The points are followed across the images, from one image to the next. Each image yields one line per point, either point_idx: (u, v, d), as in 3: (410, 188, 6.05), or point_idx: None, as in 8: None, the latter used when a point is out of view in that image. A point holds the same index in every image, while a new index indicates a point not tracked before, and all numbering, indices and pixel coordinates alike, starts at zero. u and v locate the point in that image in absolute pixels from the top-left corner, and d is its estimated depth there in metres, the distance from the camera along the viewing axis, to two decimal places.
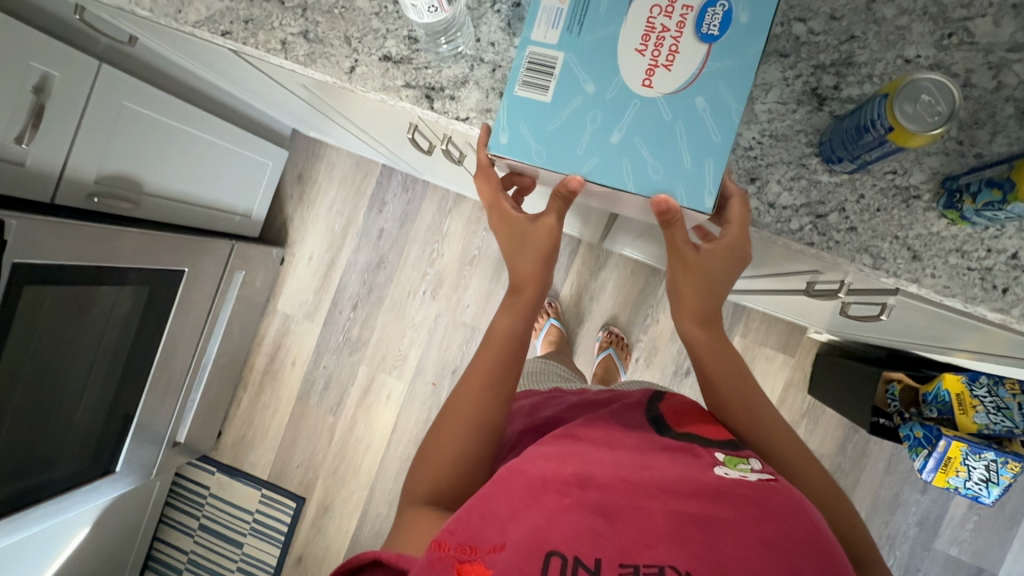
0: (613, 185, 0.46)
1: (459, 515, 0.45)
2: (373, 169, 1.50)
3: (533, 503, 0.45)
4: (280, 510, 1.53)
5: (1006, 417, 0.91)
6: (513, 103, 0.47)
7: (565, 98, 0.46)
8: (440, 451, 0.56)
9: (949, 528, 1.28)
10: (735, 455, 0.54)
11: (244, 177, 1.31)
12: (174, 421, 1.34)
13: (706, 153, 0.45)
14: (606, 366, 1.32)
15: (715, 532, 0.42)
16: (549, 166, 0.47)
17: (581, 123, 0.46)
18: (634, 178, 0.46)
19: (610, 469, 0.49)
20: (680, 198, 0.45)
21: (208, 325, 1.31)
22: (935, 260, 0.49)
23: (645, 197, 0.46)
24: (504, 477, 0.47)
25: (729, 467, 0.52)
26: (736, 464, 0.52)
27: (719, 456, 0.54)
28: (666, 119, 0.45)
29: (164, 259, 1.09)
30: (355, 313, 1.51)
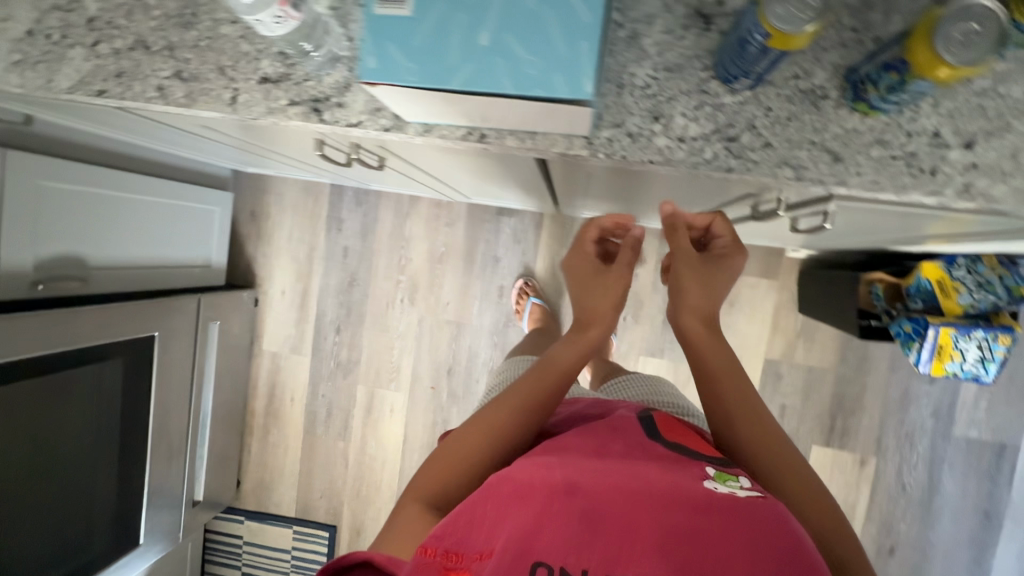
0: (489, 93, 0.40)
1: (446, 517, 0.43)
2: (322, 190, 1.48)
3: (519, 509, 0.41)
4: (315, 542, 1.54)
5: (990, 292, 0.90)
6: (373, 23, 0.40)
7: (425, 5, 0.40)
8: (451, 457, 0.55)
9: (964, 412, 1.28)
10: (725, 470, 0.49)
11: (193, 228, 1.29)
12: (188, 481, 1.34)
13: (580, 34, 0.39)
14: None
15: (705, 550, 0.39)
16: (425, 86, 0.40)
17: (447, 31, 0.40)
18: (511, 77, 0.39)
19: (601, 474, 0.45)
20: (558, 90, 0.39)
21: (195, 382, 1.31)
22: (858, 157, 0.47)
23: (526, 98, 0.39)
24: (492, 482, 0.44)
25: (720, 481, 0.46)
26: (726, 479, 0.47)
27: (709, 470, 0.49)
28: (533, 9, 0.39)
29: (130, 327, 1.08)
30: (339, 336, 1.50)
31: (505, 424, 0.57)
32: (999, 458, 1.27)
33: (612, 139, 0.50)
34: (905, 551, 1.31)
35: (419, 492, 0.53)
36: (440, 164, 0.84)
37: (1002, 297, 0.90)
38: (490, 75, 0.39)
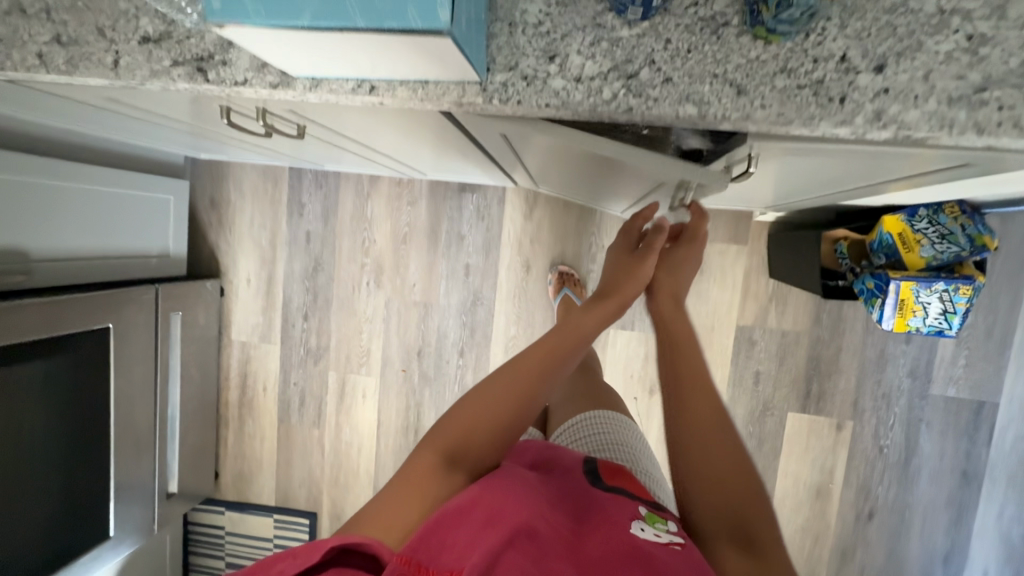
0: (342, 27, 0.37)
1: (419, 535, 0.48)
2: (282, 174, 1.45)
3: (489, 536, 0.48)
4: (296, 529, 1.54)
5: (952, 243, 0.87)
6: None
7: None
8: (476, 415, 0.58)
9: (941, 370, 1.25)
10: (657, 513, 0.58)
11: (147, 218, 1.27)
12: (160, 473, 1.34)
13: None
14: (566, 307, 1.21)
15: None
16: (274, 24, 0.37)
17: None
18: (362, 10, 0.36)
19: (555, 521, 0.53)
20: (412, 20, 0.36)
21: (160, 373, 1.30)
22: (762, 89, 0.44)
23: (380, 32, 0.37)
24: (466, 511, 0.50)
25: (647, 523, 0.55)
26: (654, 521, 0.56)
27: (641, 512, 0.57)
28: None
29: (82, 319, 1.06)
30: (308, 323, 1.48)
31: (528, 392, 0.60)
32: (978, 416, 1.25)
33: (506, 84, 0.47)
34: (885, 515, 1.30)
35: (440, 445, 0.57)
36: (367, 134, 0.81)
37: (964, 248, 0.86)
38: (342, 8, 0.37)
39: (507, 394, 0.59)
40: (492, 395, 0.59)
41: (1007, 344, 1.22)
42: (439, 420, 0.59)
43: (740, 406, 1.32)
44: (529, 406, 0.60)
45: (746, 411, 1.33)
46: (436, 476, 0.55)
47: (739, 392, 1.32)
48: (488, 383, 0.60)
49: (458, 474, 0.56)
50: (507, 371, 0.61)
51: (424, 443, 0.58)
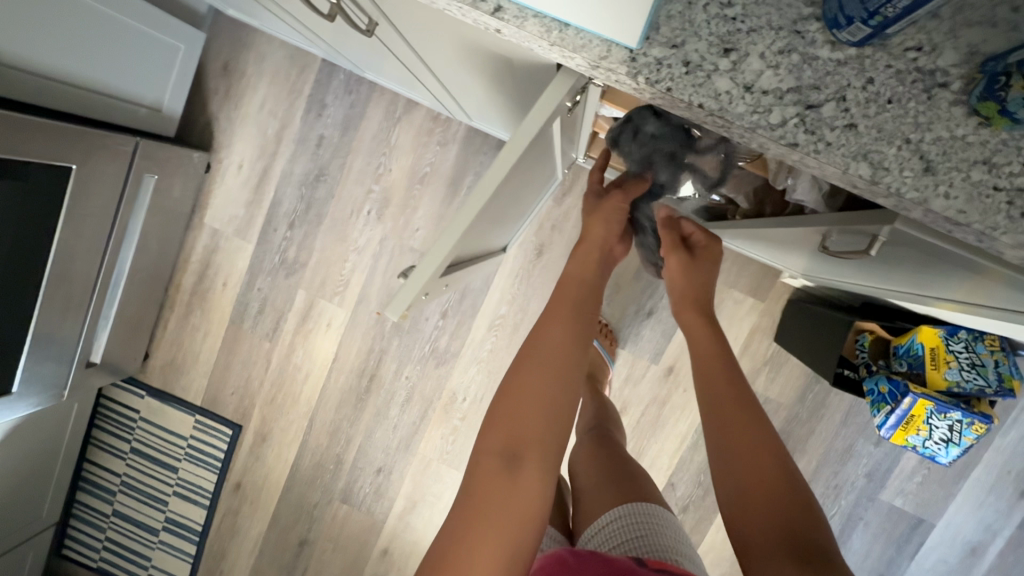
0: None
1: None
2: (310, 64, 1.29)
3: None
4: (215, 436, 1.45)
5: (980, 375, 0.84)
6: None
7: None
8: (524, 386, 0.54)
9: (896, 480, 1.26)
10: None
11: (149, 61, 1.10)
12: (85, 340, 1.21)
13: None
14: (592, 360, 1.22)
15: None
16: None
17: None
18: None
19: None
20: None
21: (115, 235, 1.15)
22: (953, 176, 0.37)
23: None
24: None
25: None
26: None
27: None
28: None
29: (44, 151, 0.92)
30: (291, 232, 1.36)
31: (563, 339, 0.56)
32: (913, 531, 1.27)
33: (660, 63, 0.38)
34: None
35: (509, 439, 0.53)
36: (437, 59, 0.70)
37: (990, 385, 0.84)
38: None
39: (544, 361, 0.55)
40: (535, 358, 0.55)
41: (965, 474, 1.24)
42: (492, 407, 0.55)
43: (700, 454, 1.31)
44: (573, 350, 0.56)
45: (702, 460, 1.31)
46: (507, 479, 0.51)
47: (704, 440, 1.30)
48: (529, 341, 0.57)
49: (526, 464, 0.51)
50: (538, 330, 0.58)
51: (479, 441, 0.54)
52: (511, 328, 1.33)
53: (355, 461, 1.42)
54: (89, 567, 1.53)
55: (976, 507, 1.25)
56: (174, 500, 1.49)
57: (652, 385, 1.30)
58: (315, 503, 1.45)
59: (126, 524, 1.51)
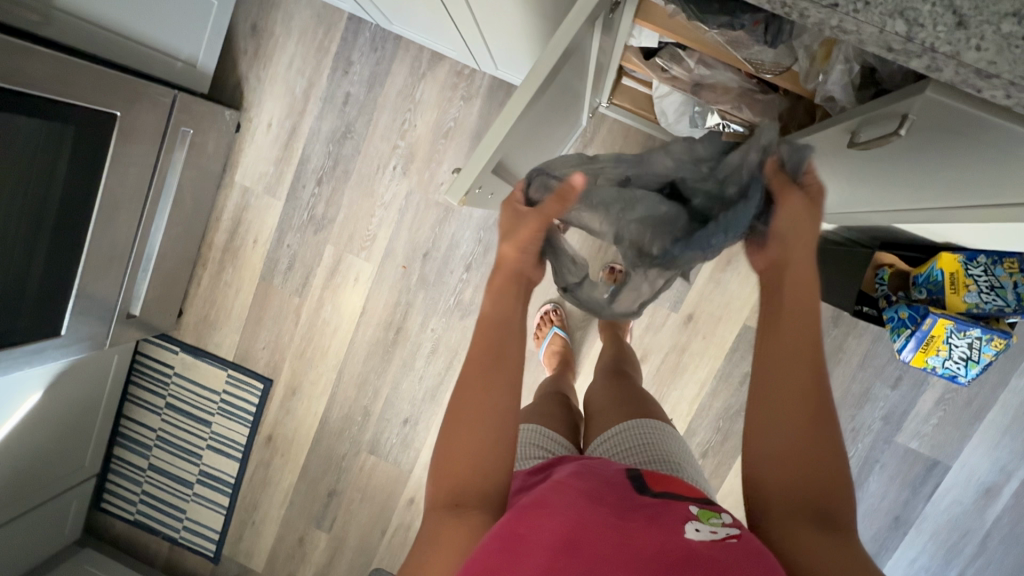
0: None
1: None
2: (337, 22, 1.32)
3: (526, 564, 0.44)
4: (247, 390, 1.51)
5: (998, 297, 0.86)
6: None
7: None
8: (455, 449, 0.55)
9: (913, 423, 1.29)
10: (709, 509, 0.54)
11: (186, 16, 1.14)
12: (125, 291, 1.26)
13: None
14: None
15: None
16: None
17: None
18: None
19: (595, 524, 0.47)
20: None
21: (154, 188, 1.19)
22: (985, 28, 0.39)
23: None
24: (513, 552, 0.45)
25: (702, 522, 0.51)
26: (709, 518, 0.52)
27: (694, 510, 0.53)
28: None
29: (90, 95, 0.96)
30: (319, 189, 1.40)
31: (490, 392, 0.57)
32: (928, 473, 1.30)
33: None
34: None
35: (450, 484, 0.54)
36: None
37: (1009, 305, 0.86)
38: None
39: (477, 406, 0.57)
40: (469, 410, 0.56)
41: (981, 416, 1.27)
42: (434, 467, 0.56)
43: (719, 401, 1.34)
44: (497, 401, 0.57)
45: (721, 407, 1.34)
46: (451, 525, 0.51)
47: (723, 387, 1.33)
48: (456, 401, 0.58)
49: (468, 512, 0.52)
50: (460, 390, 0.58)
51: (430, 498, 0.55)
52: None
53: (382, 412, 1.47)
54: (126, 519, 1.59)
55: (991, 448, 1.27)
56: (207, 453, 1.54)
57: (672, 333, 1.33)
58: (343, 454, 1.50)
59: (162, 477, 1.57)
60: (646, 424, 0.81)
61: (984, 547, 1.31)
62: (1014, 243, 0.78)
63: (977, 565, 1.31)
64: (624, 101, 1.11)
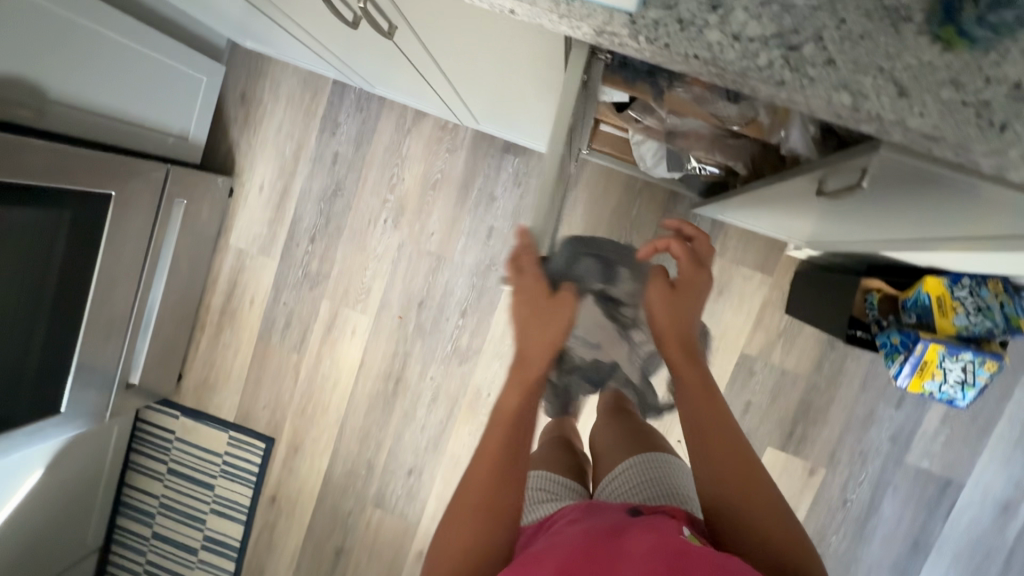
0: None
1: None
2: (323, 87, 1.37)
3: None
4: (249, 451, 1.50)
5: (987, 317, 0.87)
6: None
7: None
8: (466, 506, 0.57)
9: (921, 442, 1.27)
10: (702, 531, 0.59)
11: (176, 92, 1.18)
12: (124, 363, 1.27)
13: None
14: None
15: None
16: None
17: None
18: None
19: (587, 557, 0.53)
20: None
21: (150, 259, 1.22)
22: (926, 97, 0.42)
23: None
24: None
25: (695, 538, 0.56)
26: (703, 538, 0.57)
27: (689, 529, 0.59)
28: None
29: (86, 178, 0.99)
30: (313, 246, 1.42)
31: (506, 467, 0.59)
32: (942, 493, 1.27)
33: (657, 22, 0.43)
34: (831, 565, 1.32)
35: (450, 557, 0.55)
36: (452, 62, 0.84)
37: (997, 325, 0.87)
38: None
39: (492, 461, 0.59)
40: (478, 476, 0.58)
41: (989, 430, 1.25)
42: (440, 530, 0.58)
43: None
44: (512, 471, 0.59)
45: None
46: None
47: None
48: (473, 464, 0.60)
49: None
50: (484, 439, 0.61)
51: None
52: None
53: (385, 465, 1.45)
54: None
55: (1003, 463, 1.25)
56: (211, 518, 1.52)
57: None
58: (349, 511, 1.47)
59: (166, 546, 1.54)
60: (652, 453, 0.82)
61: (1010, 567, 1.26)
62: (993, 267, 0.79)
63: None
64: (605, 146, 1.14)
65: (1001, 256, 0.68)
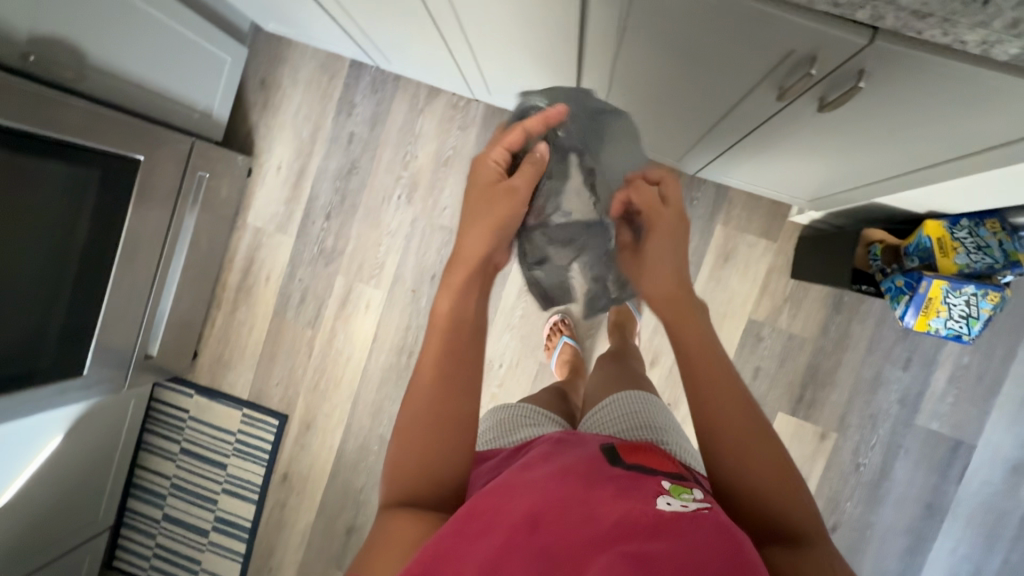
0: None
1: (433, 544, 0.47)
2: (340, 70, 1.44)
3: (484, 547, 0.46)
4: (262, 428, 1.51)
5: (987, 255, 0.90)
6: None
7: None
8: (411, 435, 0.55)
9: (930, 404, 1.29)
10: (681, 484, 0.55)
11: (200, 68, 1.24)
12: (144, 333, 1.29)
13: None
14: (623, 317, 1.25)
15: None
16: None
17: None
18: None
19: (557, 508, 0.49)
20: None
21: (173, 230, 1.26)
22: None
23: None
24: (467, 535, 0.47)
25: (673, 497, 0.52)
26: (681, 493, 0.53)
27: (666, 484, 0.54)
28: None
29: (116, 140, 1.03)
30: (328, 223, 1.46)
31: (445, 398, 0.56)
32: (954, 455, 1.28)
33: None
34: (846, 531, 1.31)
35: (401, 480, 0.55)
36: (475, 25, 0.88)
37: (998, 262, 0.90)
38: None
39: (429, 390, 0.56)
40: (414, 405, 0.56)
41: (996, 390, 1.27)
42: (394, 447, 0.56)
43: None
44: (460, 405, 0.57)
45: None
46: (402, 519, 0.53)
47: None
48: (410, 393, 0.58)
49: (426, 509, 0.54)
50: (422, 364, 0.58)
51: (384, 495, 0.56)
52: None
53: None
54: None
55: (1012, 423, 1.26)
56: (223, 497, 1.52)
57: None
58: (360, 487, 1.47)
59: (176, 527, 1.53)
60: (638, 394, 0.85)
61: None
62: (989, 193, 0.81)
63: (1020, 550, 1.26)
64: None
65: (992, 177, 0.73)
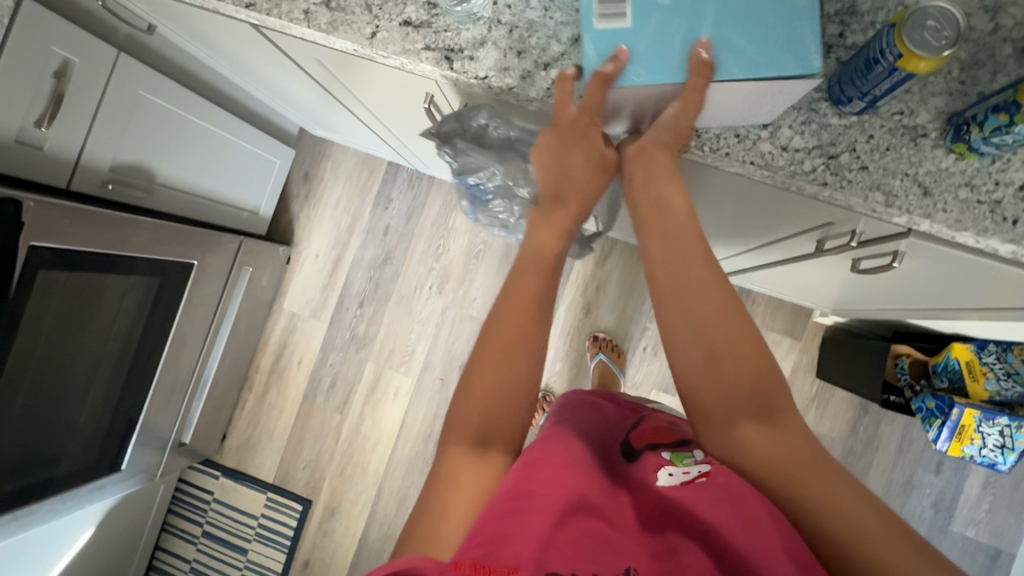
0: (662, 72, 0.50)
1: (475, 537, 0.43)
2: (378, 167, 1.52)
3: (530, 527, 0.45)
4: (286, 513, 1.50)
5: (1017, 382, 0.92)
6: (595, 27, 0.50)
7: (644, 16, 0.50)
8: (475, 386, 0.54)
9: (965, 509, 1.27)
10: (681, 449, 0.56)
11: (252, 172, 1.32)
12: (180, 423, 1.32)
13: (757, 30, 0.48)
14: (603, 374, 1.29)
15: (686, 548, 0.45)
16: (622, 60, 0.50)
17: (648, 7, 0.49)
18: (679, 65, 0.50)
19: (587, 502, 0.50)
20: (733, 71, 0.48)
21: (215, 323, 1.30)
22: (946, 195, 0.52)
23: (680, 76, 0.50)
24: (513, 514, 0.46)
25: (677, 466, 0.54)
26: (682, 459, 0.54)
27: (666, 455, 0.56)
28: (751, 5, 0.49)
29: (175, 249, 1.09)
30: (361, 310, 1.51)
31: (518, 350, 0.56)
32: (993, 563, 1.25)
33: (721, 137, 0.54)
34: None
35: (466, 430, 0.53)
36: None
37: None
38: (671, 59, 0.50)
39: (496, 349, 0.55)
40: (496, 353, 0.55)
41: None
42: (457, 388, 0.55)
43: None
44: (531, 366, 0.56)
45: None
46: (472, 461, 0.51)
47: None
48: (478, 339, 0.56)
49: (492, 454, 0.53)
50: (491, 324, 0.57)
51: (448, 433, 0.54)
52: (567, 383, 1.42)
53: None
54: None
55: None
56: None
57: None
58: None
59: None
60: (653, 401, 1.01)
61: None
62: (1015, 334, 0.85)
63: None
64: None
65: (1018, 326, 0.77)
